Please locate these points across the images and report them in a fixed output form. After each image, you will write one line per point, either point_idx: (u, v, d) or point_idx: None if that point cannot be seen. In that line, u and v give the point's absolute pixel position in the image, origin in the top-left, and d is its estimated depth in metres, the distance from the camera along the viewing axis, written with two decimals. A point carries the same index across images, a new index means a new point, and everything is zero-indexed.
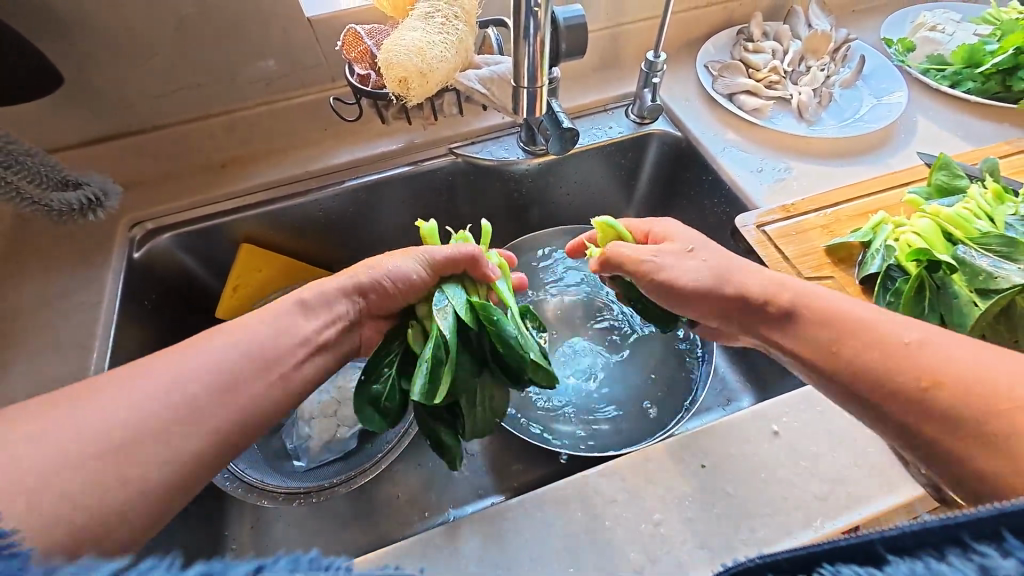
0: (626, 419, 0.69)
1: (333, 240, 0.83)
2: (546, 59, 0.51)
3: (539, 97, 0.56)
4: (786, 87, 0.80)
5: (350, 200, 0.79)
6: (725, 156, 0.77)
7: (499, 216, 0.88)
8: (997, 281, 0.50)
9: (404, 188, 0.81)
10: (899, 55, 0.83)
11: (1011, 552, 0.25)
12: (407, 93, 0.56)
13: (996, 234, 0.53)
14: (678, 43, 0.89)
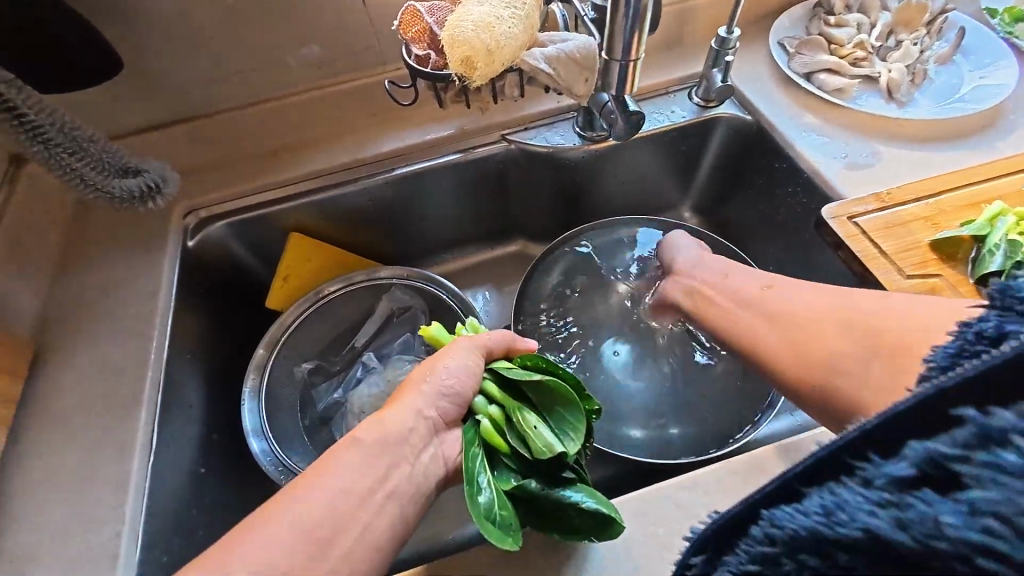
0: (716, 420, 0.66)
1: (384, 231, 0.81)
2: (645, 28, 0.53)
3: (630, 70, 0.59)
4: (873, 65, 0.73)
5: (398, 188, 0.77)
6: (803, 141, 0.71)
7: (550, 205, 0.84)
8: None
9: (454, 177, 0.78)
10: (1004, 26, 0.74)
11: (878, 462, 0.28)
12: (473, 76, 0.52)
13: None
14: (748, 18, 0.82)
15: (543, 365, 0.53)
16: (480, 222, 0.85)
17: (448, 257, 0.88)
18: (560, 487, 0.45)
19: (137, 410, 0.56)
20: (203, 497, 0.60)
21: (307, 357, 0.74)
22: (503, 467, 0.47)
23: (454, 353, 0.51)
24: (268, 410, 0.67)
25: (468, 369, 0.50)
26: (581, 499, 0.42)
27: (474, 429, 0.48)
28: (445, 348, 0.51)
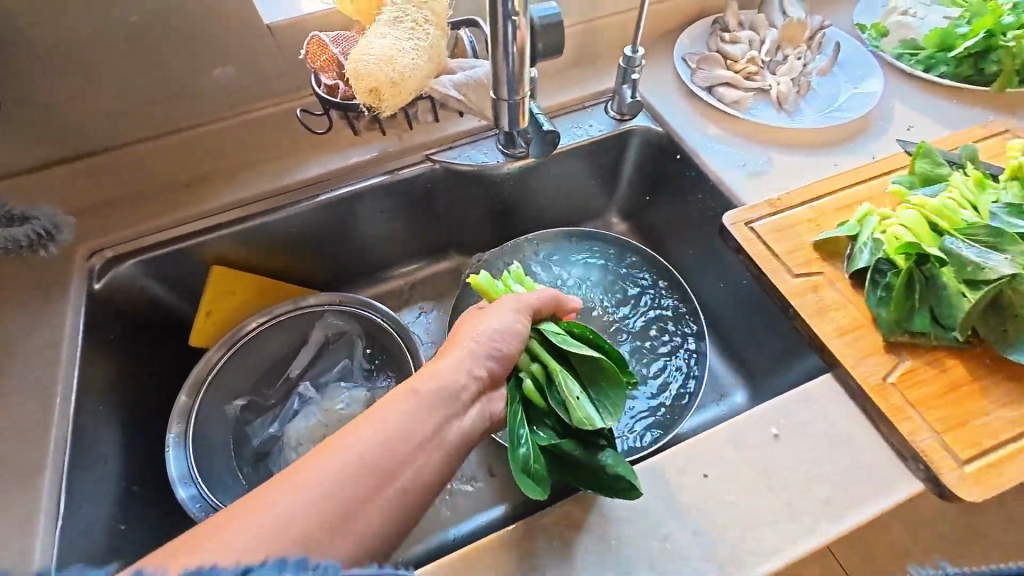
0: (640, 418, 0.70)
1: (316, 255, 0.80)
2: (527, 63, 0.49)
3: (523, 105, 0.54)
4: (764, 78, 0.80)
5: (324, 214, 0.76)
6: (708, 150, 0.76)
7: (482, 219, 0.86)
8: (986, 273, 0.50)
9: (383, 199, 0.78)
10: (872, 40, 0.83)
11: None
12: (380, 106, 0.53)
13: (978, 226, 0.53)
14: (654, 36, 0.87)
15: (588, 337, 0.56)
16: (415, 241, 0.85)
17: (385, 277, 0.87)
18: (594, 450, 0.49)
19: (41, 473, 0.53)
20: (126, 555, 0.57)
21: (238, 394, 0.71)
22: (539, 428, 0.52)
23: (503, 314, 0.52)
24: (197, 455, 0.64)
25: (513, 329, 0.50)
26: (612, 464, 0.46)
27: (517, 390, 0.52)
28: (495, 304, 0.52)
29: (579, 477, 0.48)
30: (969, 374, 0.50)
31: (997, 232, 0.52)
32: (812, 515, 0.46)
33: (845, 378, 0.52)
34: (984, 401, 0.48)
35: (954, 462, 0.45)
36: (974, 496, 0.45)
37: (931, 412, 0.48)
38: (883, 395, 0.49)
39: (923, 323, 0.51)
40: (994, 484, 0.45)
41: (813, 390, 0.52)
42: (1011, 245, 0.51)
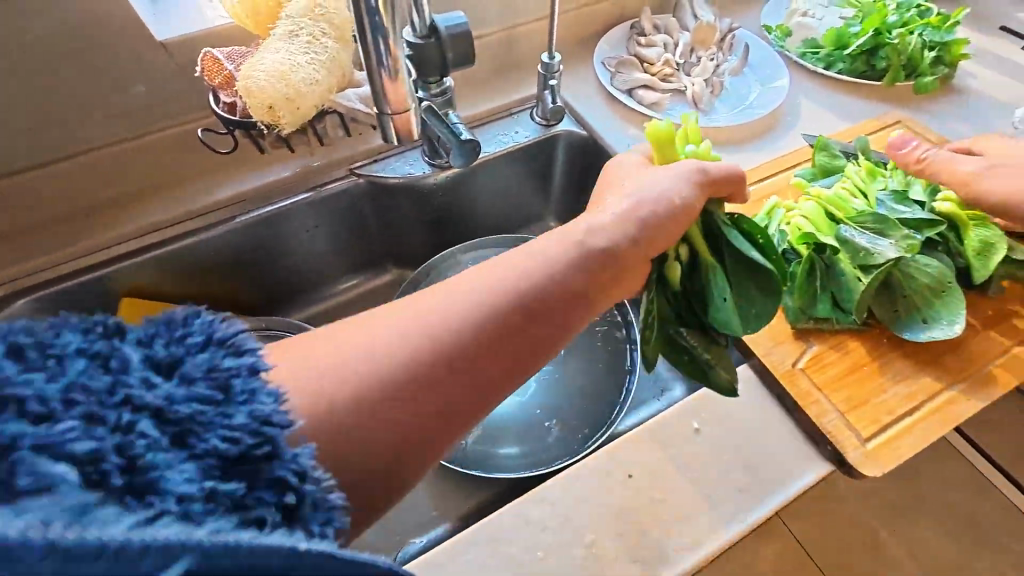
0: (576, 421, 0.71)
1: (240, 279, 0.75)
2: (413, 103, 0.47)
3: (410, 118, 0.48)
4: (679, 79, 0.82)
5: (242, 237, 0.72)
6: (629, 151, 0.78)
7: (416, 228, 0.84)
8: (874, 257, 0.53)
9: (308, 217, 0.75)
10: (777, 41, 0.87)
11: None
12: (277, 122, 0.51)
13: (867, 214, 0.56)
14: (575, 41, 0.89)
15: (761, 238, 0.52)
16: (347, 257, 0.83)
17: (318, 297, 0.84)
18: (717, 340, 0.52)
19: None
20: None
21: None
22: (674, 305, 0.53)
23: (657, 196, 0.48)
24: None
25: (688, 213, 0.49)
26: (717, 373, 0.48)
27: (662, 270, 0.52)
28: (681, 176, 0.50)
29: (680, 359, 0.52)
30: (868, 354, 0.53)
31: (883, 217, 0.55)
32: (729, 505, 0.48)
33: (759, 368, 0.53)
34: (882, 378, 0.51)
35: (856, 441, 0.48)
36: (875, 471, 0.47)
37: (836, 394, 0.51)
38: (792, 381, 0.52)
39: (825, 309, 0.54)
40: (891, 458, 0.47)
41: (730, 381, 0.54)
42: (895, 229, 0.54)
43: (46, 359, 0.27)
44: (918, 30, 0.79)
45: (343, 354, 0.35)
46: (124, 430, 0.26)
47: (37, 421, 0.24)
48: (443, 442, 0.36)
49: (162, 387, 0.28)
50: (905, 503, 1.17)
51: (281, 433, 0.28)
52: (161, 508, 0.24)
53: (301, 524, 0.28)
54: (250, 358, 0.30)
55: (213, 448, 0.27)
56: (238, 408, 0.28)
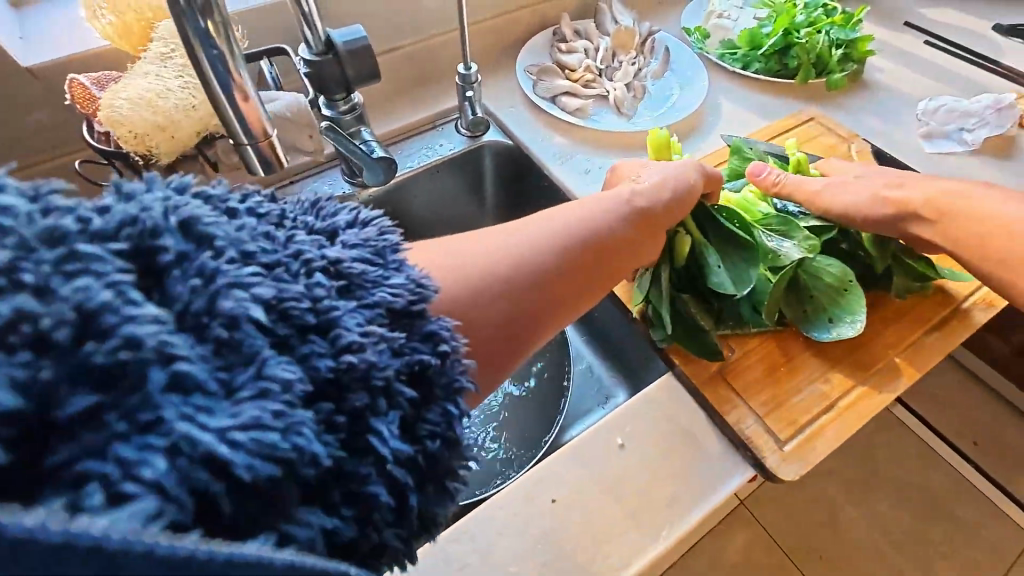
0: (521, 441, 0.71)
1: None
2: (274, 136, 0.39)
3: (274, 143, 0.39)
4: (602, 85, 0.82)
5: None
6: (555, 159, 0.77)
7: None
8: (780, 259, 0.54)
9: None
10: (697, 42, 0.88)
11: None
12: (150, 151, 0.47)
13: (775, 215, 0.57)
14: (498, 50, 0.87)
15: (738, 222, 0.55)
16: None
17: None
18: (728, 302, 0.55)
19: None
20: None
21: None
22: (679, 282, 0.56)
23: (675, 174, 0.53)
24: None
25: (688, 182, 0.53)
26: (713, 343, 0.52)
27: (671, 245, 0.54)
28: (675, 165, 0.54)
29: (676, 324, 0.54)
30: (785, 355, 0.54)
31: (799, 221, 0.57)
32: (657, 520, 0.46)
33: (682, 376, 0.53)
34: (799, 378, 0.52)
35: (774, 444, 0.48)
36: (795, 472, 0.48)
37: (755, 397, 0.51)
38: (711, 386, 0.52)
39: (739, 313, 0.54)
40: (809, 458, 0.48)
41: (655, 392, 0.53)
42: (796, 230, 0.56)
43: (233, 217, 0.28)
44: (825, 29, 0.81)
45: (472, 254, 0.37)
46: (304, 278, 0.28)
47: (232, 261, 0.26)
48: (514, 342, 0.37)
49: (330, 248, 0.30)
50: (860, 483, 1.20)
51: (432, 297, 0.31)
52: (346, 341, 0.27)
53: (446, 378, 0.29)
54: (392, 238, 0.32)
55: (382, 300, 0.29)
56: (392, 273, 0.31)
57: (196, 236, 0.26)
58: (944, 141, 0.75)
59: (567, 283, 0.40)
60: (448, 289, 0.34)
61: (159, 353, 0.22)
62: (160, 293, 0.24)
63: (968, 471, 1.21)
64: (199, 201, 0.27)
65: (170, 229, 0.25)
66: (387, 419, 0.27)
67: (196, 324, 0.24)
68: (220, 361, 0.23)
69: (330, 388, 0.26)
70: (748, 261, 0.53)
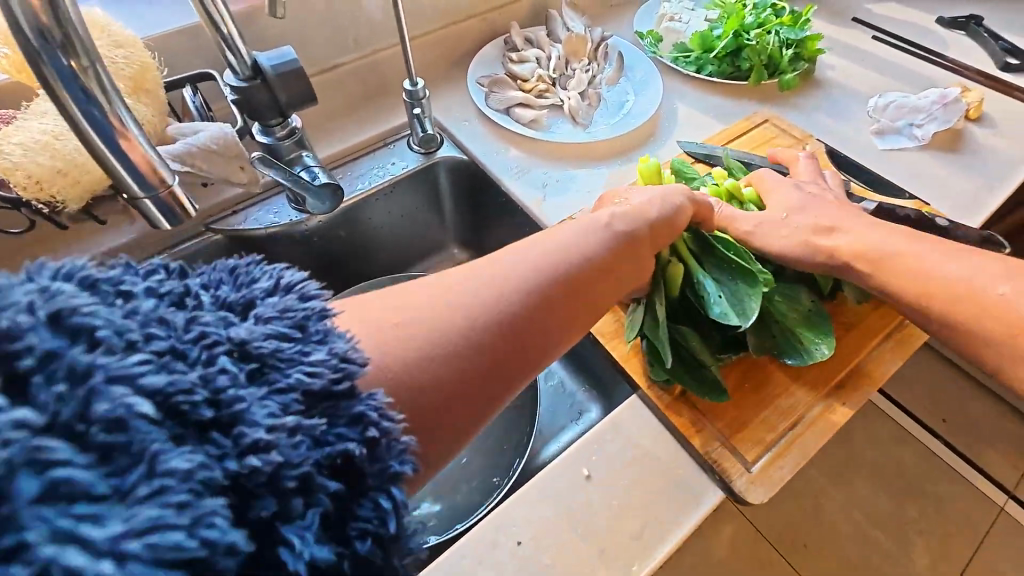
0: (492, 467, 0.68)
1: None
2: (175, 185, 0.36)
3: (177, 192, 0.36)
4: (555, 94, 0.80)
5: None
6: (511, 175, 0.75)
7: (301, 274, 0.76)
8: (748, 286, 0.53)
9: None
10: (650, 47, 0.87)
11: None
12: (54, 198, 0.43)
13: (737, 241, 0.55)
14: (448, 62, 0.85)
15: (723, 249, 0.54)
16: None
17: None
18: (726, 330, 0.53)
19: None
20: None
21: None
22: (672, 311, 0.54)
23: (662, 199, 0.51)
24: None
25: (675, 206, 0.51)
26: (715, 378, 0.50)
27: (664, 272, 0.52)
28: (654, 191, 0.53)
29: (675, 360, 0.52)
30: (748, 374, 0.54)
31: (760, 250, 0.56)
32: (625, 556, 0.44)
33: (646, 399, 0.52)
34: (765, 398, 0.52)
35: (741, 467, 0.48)
36: (762, 495, 0.47)
37: (718, 419, 0.50)
38: (675, 410, 0.50)
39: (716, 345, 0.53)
40: (775, 478, 0.47)
41: (621, 415, 0.51)
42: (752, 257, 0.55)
43: (120, 299, 0.24)
44: (774, 30, 0.81)
45: (425, 305, 0.33)
46: (205, 365, 0.23)
47: (112, 351, 0.21)
48: (472, 410, 0.32)
49: (239, 324, 0.26)
50: (838, 466, 1.21)
51: (358, 372, 0.27)
52: (252, 439, 0.23)
53: (378, 464, 0.26)
54: (317, 303, 0.29)
55: (297, 382, 0.25)
56: (314, 347, 0.27)
57: (67, 327, 0.21)
58: (895, 137, 0.76)
59: (529, 332, 0.35)
60: (384, 359, 0.30)
61: (25, 467, 0.18)
62: (20, 400, 0.19)
63: (942, 450, 1.23)
64: (72, 283, 0.23)
65: (30, 323, 0.20)
66: (301, 524, 0.23)
67: (68, 431, 0.19)
68: (104, 468, 0.19)
69: (231, 494, 0.22)
70: (744, 286, 0.51)
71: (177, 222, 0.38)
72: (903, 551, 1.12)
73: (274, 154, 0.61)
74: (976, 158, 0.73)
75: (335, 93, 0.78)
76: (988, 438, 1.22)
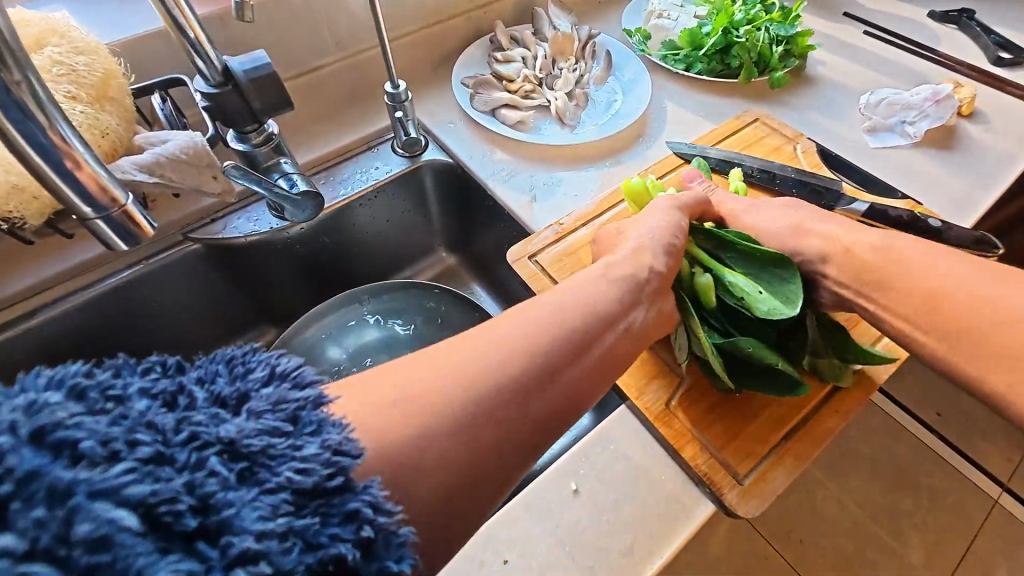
0: None
1: None
2: (132, 202, 0.34)
3: (133, 210, 0.35)
4: (542, 95, 0.78)
5: (75, 323, 0.62)
6: (497, 179, 0.73)
7: (286, 281, 0.75)
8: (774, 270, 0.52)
9: (142, 295, 0.65)
10: (639, 44, 0.85)
11: None
12: (12, 214, 0.41)
13: (740, 232, 0.55)
14: (432, 62, 0.83)
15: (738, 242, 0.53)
16: (206, 326, 0.72)
17: None
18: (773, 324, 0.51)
19: None
20: None
21: None
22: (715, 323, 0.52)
23: (660, 246, 0.51)
24: None
25: (667, 224, 0.54)
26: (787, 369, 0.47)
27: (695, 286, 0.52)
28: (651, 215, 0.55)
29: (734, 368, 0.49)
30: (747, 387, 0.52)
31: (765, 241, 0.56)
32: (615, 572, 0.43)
33: (635, 409, 0.51)
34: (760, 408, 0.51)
35: (732, 481, 0.47)
36: (755, 507, 0.46)
37: (709, 430, 0.49)
38: (666, 422, 0.49)
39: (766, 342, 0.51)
40: (765, 490, 0.46)
41: (610, 427, 0.50)
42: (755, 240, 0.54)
43: (111, 403, 0.24)
44: (764, 26, 0.79)
45: (427, 382, 0.33)
46: (195, 469, 0.23)
47: (96, 465, 0.21)
48: (479, 485, 0.32)
49: (231, 420, 0.25)
50: (832, 460, 1.21)
51: (352, 463, 0.26)
52: (240, 549, 0.22)
53: (374, 564, 0.25)
54: (313, 390, 0.28)
55: (287, 480, 0.24)
56: (307, 441, 0.26)
57: (49, 444, 0.21)
58: (887, 135, 0.75)
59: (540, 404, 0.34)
60: (384, 446, 0.29)
61: None
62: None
63: (939, 445, 1.22)
64: (61, 392, 0.23)
65: (12, 444, 0.20)
66: None
67: (50, 556, 0.19)
68: None
69: None
70: (777, 278, 0.51)
71: (134, 239, 0.36)
72: (898, 543, 1.12)
73: (252, 161, 0.59)
74: (969, 155, 0.72)
75: (317, 95, 0.76)
76: (981, 433, 1.23)
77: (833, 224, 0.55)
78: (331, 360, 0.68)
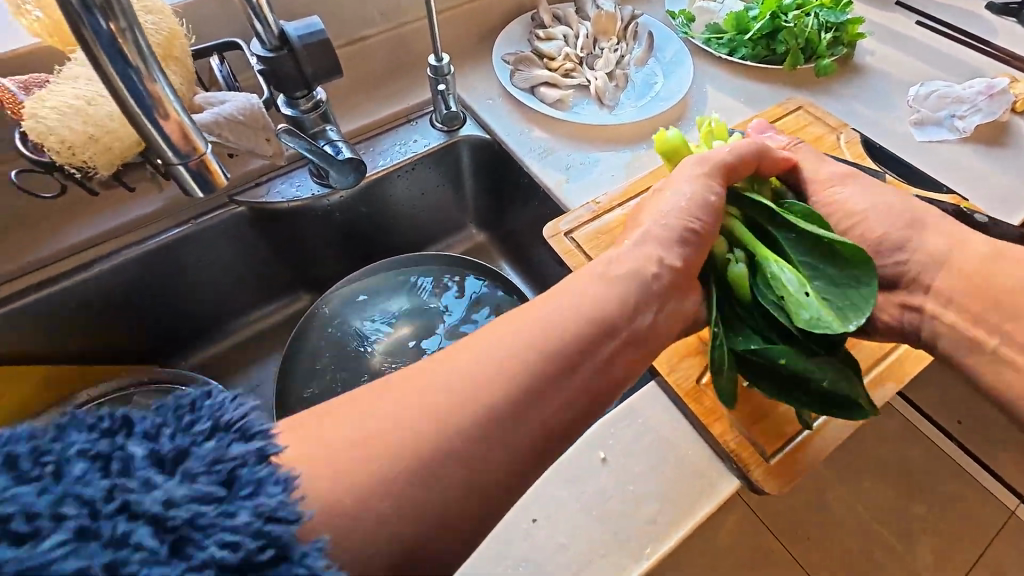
0: None
1: (117, 328, 0.68)
2: (211, 149, 0.36)
3: (210, 159, 0.37)
4: (582, 74, 0.78)
5: (127, 277, 0.65)
6: (535, 157, 0.73)
7: (323, 247, 0.77)
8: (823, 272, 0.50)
9: (189, 252, 0.68)
10: (682, 27, 0.84)
11: None
12: (86, 163, 0.44)
13: (800, 215, 0.54)
14: (474, 38, 0.83)
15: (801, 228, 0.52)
16: (247, 287, 0.75)
17: (225, 333, 0.77)
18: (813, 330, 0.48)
19: None
20: None
21: None
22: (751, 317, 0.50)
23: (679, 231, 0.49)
24: None
25: (691, 199, 0.51)
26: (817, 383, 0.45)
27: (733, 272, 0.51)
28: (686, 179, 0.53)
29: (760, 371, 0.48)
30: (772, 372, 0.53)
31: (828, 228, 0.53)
32: (640, 540, 0.45)
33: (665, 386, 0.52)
34: None
35: (760, 458, 0.47)
36: (780, 486, 0.47)
37: (738, 409, 0.50)
38: (696, 398, 0.50)
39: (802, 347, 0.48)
40: (793, 470, 0.47)
41: (640, 402, 0.51)
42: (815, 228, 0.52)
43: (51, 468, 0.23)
44: (813, 12, 0.78)
45: (426, 393, 0.33)
46: (119, 544, 0.22)
47: (23, 543, 0.21)
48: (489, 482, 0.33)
49: (164, 484, 0.23)
50: (847, 460, 1.21)
51: (286, 533, 0.24)
52: None
53: None
54: (255, 445, 0.26)
55: (212, 557, 0.22)
56: (240, 505, 0.24)
57: None
58: (935, 128, 0.73)
59: None
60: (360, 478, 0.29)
61: None
62: None
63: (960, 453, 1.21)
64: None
65: None
66: None
67: None
68: None
69: None
70: (834, 279, 0.49)
71: (209, 187, 0.38)
72: (909, 545, 1.12)
73: (299, 127, 0.61)
74: (1021, 153, 0.70)
75: (361, 66, 0.77)
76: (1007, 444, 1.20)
77: (880, 220, 0.55)
78: (368, 325, 0.71)
